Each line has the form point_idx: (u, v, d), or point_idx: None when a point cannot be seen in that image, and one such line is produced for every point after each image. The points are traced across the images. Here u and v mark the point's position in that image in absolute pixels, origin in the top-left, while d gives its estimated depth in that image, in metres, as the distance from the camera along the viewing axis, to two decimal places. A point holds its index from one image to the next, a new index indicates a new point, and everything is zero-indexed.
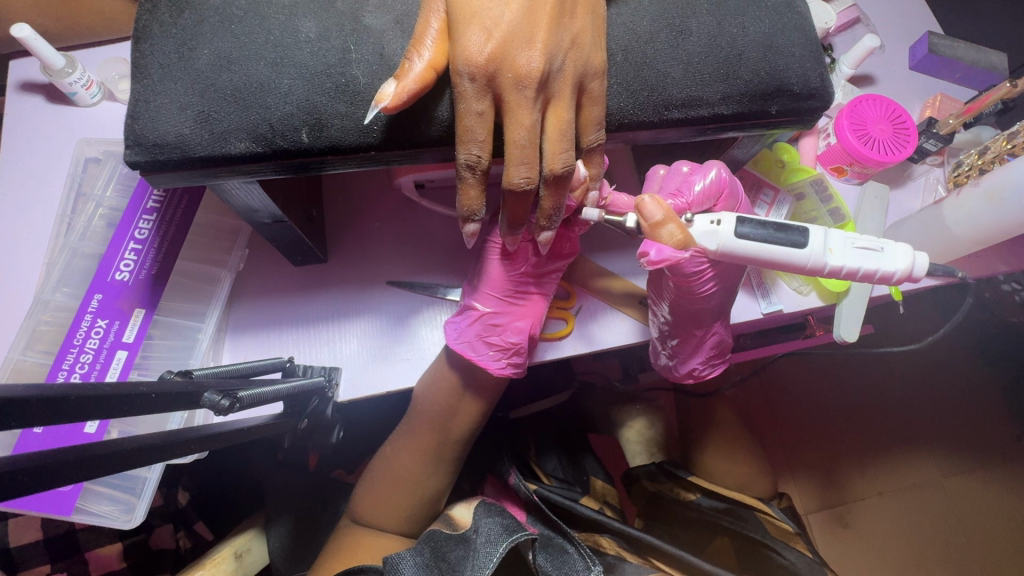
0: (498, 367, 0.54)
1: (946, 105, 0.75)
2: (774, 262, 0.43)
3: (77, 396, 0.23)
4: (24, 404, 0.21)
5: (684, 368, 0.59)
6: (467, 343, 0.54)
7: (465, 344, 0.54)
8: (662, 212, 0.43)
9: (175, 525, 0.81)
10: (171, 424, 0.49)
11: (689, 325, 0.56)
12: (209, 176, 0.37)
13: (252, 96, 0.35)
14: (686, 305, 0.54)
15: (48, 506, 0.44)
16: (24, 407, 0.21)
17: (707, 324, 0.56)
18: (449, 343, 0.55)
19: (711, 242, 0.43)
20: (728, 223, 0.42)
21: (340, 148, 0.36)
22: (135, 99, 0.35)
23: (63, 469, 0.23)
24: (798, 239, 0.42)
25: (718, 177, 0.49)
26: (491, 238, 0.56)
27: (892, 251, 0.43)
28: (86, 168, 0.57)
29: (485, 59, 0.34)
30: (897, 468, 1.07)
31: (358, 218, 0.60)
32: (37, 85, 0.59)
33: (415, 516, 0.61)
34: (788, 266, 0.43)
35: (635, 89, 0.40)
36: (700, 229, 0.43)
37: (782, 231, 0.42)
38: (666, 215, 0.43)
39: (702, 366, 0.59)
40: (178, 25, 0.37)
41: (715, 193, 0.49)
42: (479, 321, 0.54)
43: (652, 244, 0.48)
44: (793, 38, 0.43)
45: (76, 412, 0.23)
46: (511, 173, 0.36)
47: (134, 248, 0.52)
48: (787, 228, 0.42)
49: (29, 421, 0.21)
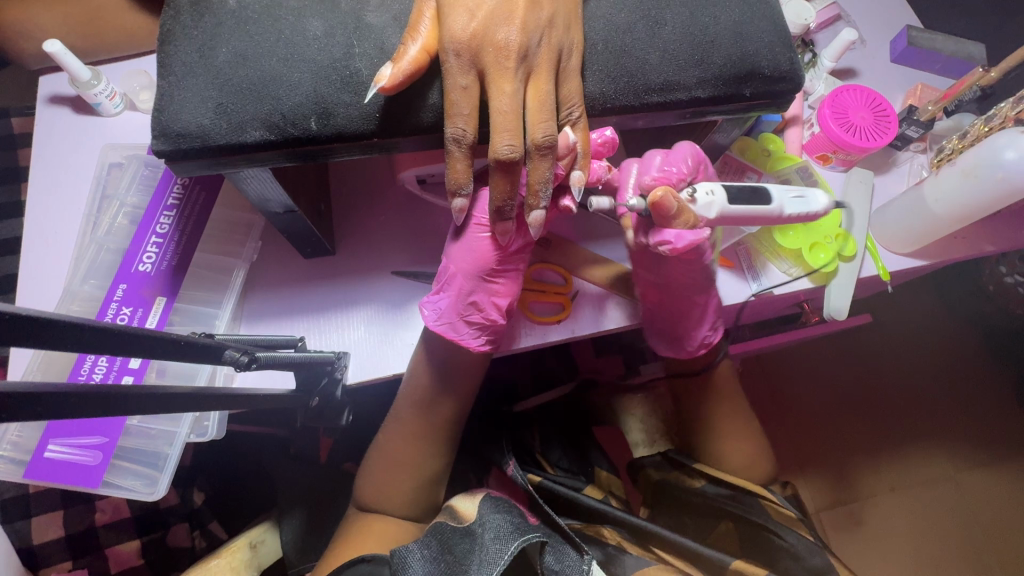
0: (476, 344, 0.57)
1: (926, 94, 0.77)
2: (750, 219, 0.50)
3: (118, 332, 0.26)
4: (76, 331, 0.24)
5: (691, 338, 0.64)
6: (448, 323, 0.56)
7: (445, 325, 0.56)
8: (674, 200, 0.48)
9: (191, 524, 0.84)
10: (198, 381, 0.52)
11: (692, 295, 0.62)
12: (228, 164, 0.40)
13: (266, 88, 0.39)
14: (682, 271, 0.60)
15: (77, 477, 0.47)
16: (76, 334, 0.24)
17: (707, 293, 0.62)
18: (428, 324, 0.56)
19: (711, 212, 0.49)
20: (720, 191, 0.48)
21: (345, 134, 0.39)
22: (160, 94, 0.39)
23: (93, 398, 0.26)
24: (766, 198, 0.50)
25: (693, 153, 0.53)
26: (472, 213, 0.55)
27: (816, 195, 0.52)
28: (110, 172, 0.61)
29: (468, 36, 0.39)
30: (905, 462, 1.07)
31: (365, 212, 0.64)
32: (66, 97, 0.64)
33: (419, 500, 0.63)
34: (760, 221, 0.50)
35: (615, 75, 0.43)
36: (700, 203, 0.48)
37: (754, 192, 0.49)
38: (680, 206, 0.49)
39: (709, 332, 0.64)
40: (199, 27, 0.40)
41: (695, 164, 0.53)
42: (460, 300, 0.55)
43: (669, 230, 0.50)
44: (762, 25, 0.46)
45: (98, 344, 0.26)
46: (496, 141, 0.39)
47: (156, 241, 0.55)
48: (754, 189, 0.50)
49: (62, 346, 0.24)
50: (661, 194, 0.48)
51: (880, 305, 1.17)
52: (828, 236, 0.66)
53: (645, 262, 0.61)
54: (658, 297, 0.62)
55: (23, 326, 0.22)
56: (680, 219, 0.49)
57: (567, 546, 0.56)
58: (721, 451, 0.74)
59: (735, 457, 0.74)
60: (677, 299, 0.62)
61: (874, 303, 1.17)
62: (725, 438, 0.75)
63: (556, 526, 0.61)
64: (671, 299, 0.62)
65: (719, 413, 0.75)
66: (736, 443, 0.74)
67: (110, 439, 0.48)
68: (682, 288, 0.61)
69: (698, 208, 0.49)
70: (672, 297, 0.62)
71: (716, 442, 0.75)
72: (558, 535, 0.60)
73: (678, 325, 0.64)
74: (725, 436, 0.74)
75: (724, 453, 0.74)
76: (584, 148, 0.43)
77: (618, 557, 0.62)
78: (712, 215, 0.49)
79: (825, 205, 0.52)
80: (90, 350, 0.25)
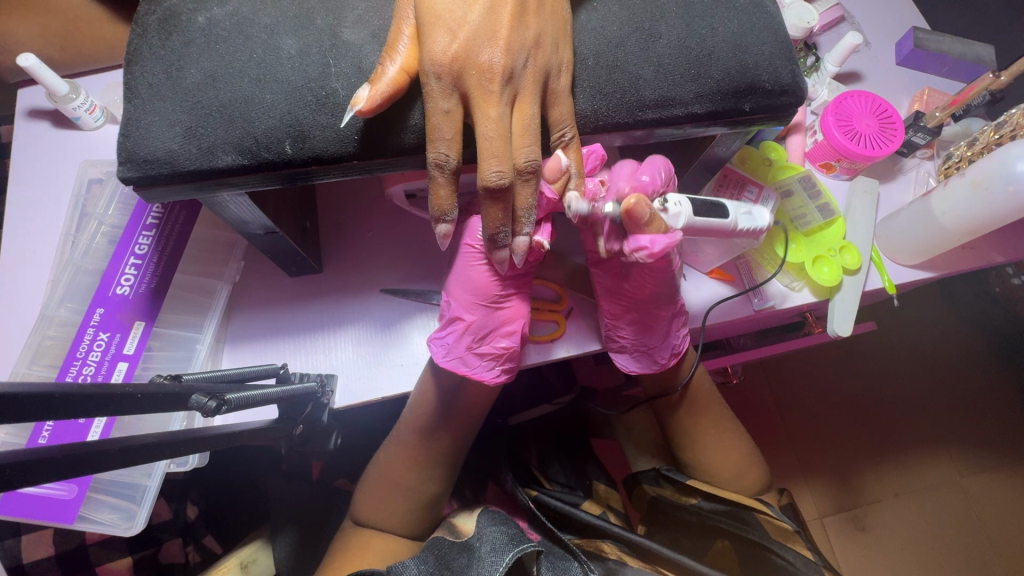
0: (493, 376, 0.53)
1: (934, 98, 0.75)
2: (710, 233, 0.48)
3: (61, 393, 0.24)
4: (9, 399, 0.22)
5: (665, 351, 0.59)
6: (458, 358, 0.54)
7: (456, 360, 0.53)
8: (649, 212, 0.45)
9: (184, 538, 0.82)
10: (172, 426, 0.50)
11: (660, 305, 0.57)
12: (199, 190, 0.38)
13: (237, 111, 0.37)
14: (650, 281, 0.55)
15: (53, 514, 0.45)
16: (8, 402, 0.22)
17: (674, 303, 0.58)
18: (438, 361, 0.54)
19: (678, 222, 0.47)
20: (687, 203, 0.46)
21: (322, 158, 0.37)
22: (127, 118, 0.37)
23: (43, 462, 0.24)
24: (722, 211, 0.48)
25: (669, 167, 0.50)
26: (467, 242, 0.54)
27: (763, 212, 0.51)
28: (89, 189, 0.59)
29: (450, 57, 0.37)
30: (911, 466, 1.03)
31: (353, 228, 0.62)
32: (44, 111, 0.62)
33: (412, 523, 0.61)
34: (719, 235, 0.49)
35: (607, 92, 0.41)
36: (670, 213, 0.46)
37: (713, 205, 0.48)
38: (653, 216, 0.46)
39: (677, 341, 0.60)
40: (167, 47, 0.38)
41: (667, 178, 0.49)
42: (467, 332, 0.53)
43: (642, 235, 0.46)
44: (762, 36, 0.44)
45: (37, 410, 0.23)
46: (484, 168, 0.37)
47: (134, 262, 0.53)
48: (711, 203, 0.48)
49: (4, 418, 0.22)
50: (635, 200, 0.44)
51: (884, 311, 1.14)
52: (832, 249, 0.65)
53: (615, 271, 0.58)
54: (623, 306, 0.57)
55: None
56: (650, 228, 0.46)
57: (568, 560, 0.57)
58: (723, 469, 0.72)
59: (727, 469, 0.72)
60: (643, 307, 0.57)
61: (878, 308, 1.15)
62: (727, 454, 0.72)
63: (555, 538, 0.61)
64: (644, 310, 0.57)
65: (715, 427, 0.73)
66: (737, 460, 0.72)
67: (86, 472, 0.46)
68: (648, 297, 0.57)
69: (668, 220, 0.47)
70: (643, 310, 0.57)
71: (706, 454, 0.72)
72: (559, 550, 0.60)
73: (647, 337, 0.59)
74: (725, 451, 0.72)
75: (717, 465, 0.72)
76: (578, 167, 0.41)
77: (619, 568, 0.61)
78: (680, 225, 0.47)
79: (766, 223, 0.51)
80: (31, 418, 0.23)
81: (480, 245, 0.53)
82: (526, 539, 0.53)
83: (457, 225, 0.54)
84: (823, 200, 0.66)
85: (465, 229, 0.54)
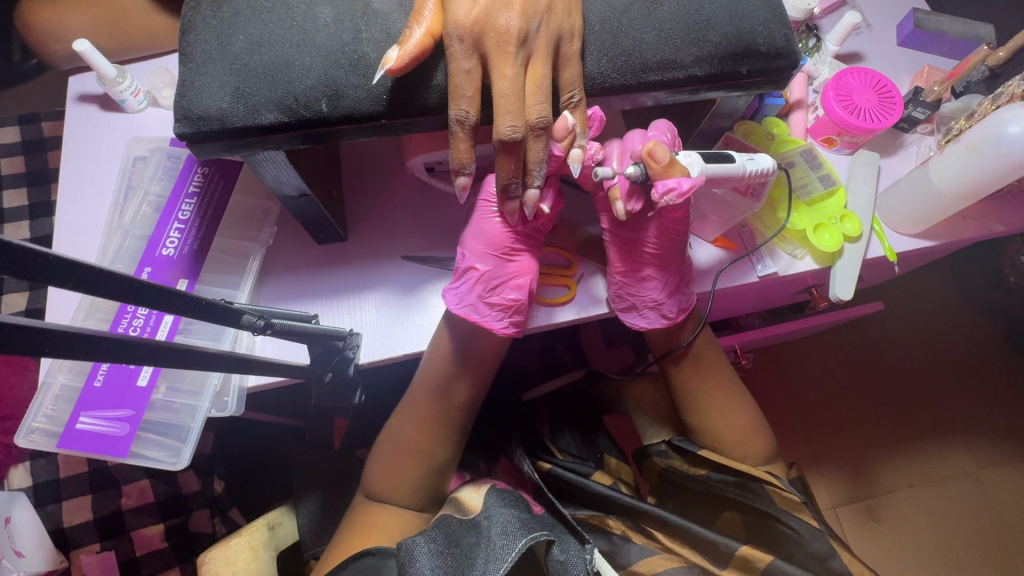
0: (501, 326, 0.57)
1: (934, 75, 0.77)
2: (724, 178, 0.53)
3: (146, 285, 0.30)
4: (110, 279, 0.28)
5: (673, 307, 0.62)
6: (470, 306, 0.57)
7: (467, 308, 0.57)
8: (670, 156, 0.49)
9: (212, 510, 0.87)
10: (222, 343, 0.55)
11: (673, 258, 0.61)
12: (244, 146, 0.42)
13: (279, 72, 0.41)
14: (666, 233, 0.59)
15: (105, 448, 0.49)
16: (110, 281, 0.28)
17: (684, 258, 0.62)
18: (451, 309, 0.57)
19: (695, 170, 0.50)
20: (694, 154, 0.51)
21: (353, 115, 0.41)
22: (181, 79, 0.42)
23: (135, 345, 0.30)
24: (725, 156, 0.53)
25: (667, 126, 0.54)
26: (483, 199, 0.58)
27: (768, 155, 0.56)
28: (135, 165, 0.65)
29: (471, 22, 0.41)
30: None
31: (374, 201, 0.66)
32: (94, 95, 0.68)
33: (429, 483, 0.65)
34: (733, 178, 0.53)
35: (614, 55, 0.44)
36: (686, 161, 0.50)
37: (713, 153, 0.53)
38: (674, 158, 0.49)
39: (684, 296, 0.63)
40: (216, 17, 0.43)
41: (672, 138, 0.54)
42: (480, 282, 0.57)
43: (669, 178, 0.49)
44: (756, 4, 0.47)
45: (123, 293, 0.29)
46: (499, 122, 0.41)
47: (178, 227, 0.58)
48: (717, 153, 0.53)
49: (92, 289, 0.27)
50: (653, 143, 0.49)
51: (894, 294, 1.16)
52: (832, 217, 0.67)
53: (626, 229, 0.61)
54: (639, 260, 0.61)
55: (55, 266, 0.25)
56: (674, 171, 0.50)
57: (570, 536, 0.59)
58: (727, 431, 0.74)
59: (733, 432, 0.74)
60: (660, 262, 0.61)
61: (888, 291, 1.16)
62: (728, 420, 0.75)
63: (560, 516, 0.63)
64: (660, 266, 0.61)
65: (721, 393, 0.75)
66: (743, 433, 0.74)
67: (136, 412, 0.50)
68: (664, 251, 0.60)
69: (687, 164, 0.50)
70: (661, 265, 0.61)
71: (710, 419, 0.75)
72: (562, 528, 0.62)
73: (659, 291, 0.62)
74: (726, 416, 0.74)
75: (722, 428, 0.74)
76: (582, 129, 0.44)
77: (622, 546, 0.64)
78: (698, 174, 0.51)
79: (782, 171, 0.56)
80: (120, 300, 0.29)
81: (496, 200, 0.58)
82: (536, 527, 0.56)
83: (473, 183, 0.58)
84: (824, 171, 0.70)
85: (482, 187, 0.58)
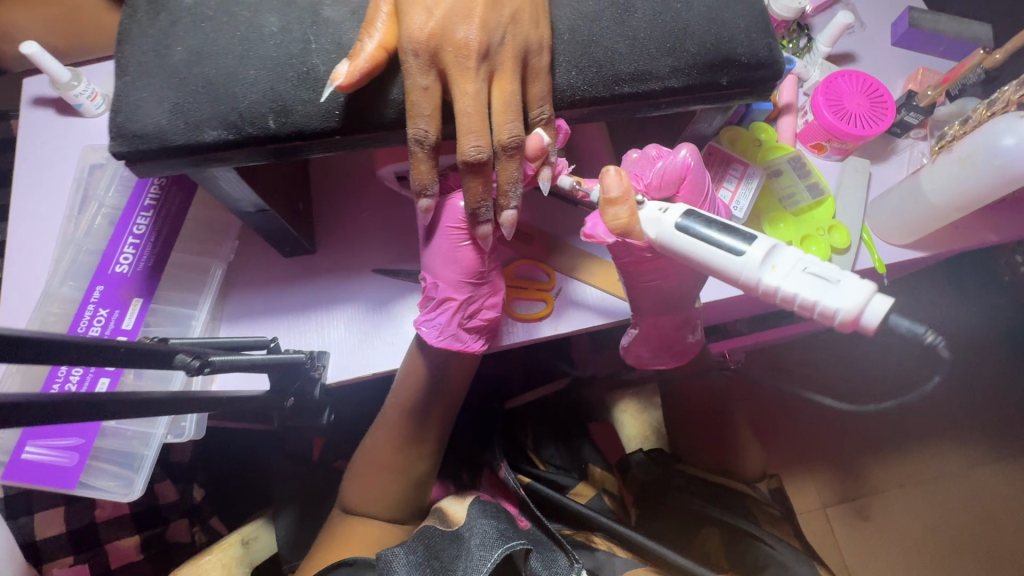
0: (481, 348, 0.56)
1: (928, 78, 0.75)
2: (707, 266, 0.41)
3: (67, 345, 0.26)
4: (27, 342, 0.24)
5: (643, 354, 0.62)
6: (451, 336, 0.54)
7: (449, 339, 0.54)
8: (618, 189, 0.43)
9: (190, 519, 0.85)
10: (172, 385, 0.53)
11: (669, 313, 0.57)
12: (188, 166, 0.39)
13: (223, 87, 0.38)
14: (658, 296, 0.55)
15: (53, 479, 0.47)
16: (27, 345, 0.24)
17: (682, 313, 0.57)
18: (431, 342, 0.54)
19: (652, 229, 0.43)
20: (673, 213, 0.42)
21: (304, 132, 0.39)
22: (118, 95, 0.39)
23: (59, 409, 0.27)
24: (739, 243, 0.39)
25: (682, 162, 0.47)
26: (450, 224, 0.52)
27: (849, 287, 0.36)
28: (91, 173, 0.61)
29: (427, 35, 0.37)
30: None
31: (345, 211, 0.63)
32: (48, 99, 0.64)
33: (407, 501, 0.63)
34: (721, 273, 0.40)
35: (583, 67, 0.41)
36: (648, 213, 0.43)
37: (726, 232, 0.40)
38: (621, 195, 0.43)
39: (664, 357, 0.62)
40: (155, 26, 0.40)
41: (677, 178, 0.47)
42: (459, 312, 0.53)
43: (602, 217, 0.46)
44: (738, 11, 0.44)
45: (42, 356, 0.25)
46: (462, 143, 0.38)
47: (132, 242, 0.56)
48: (731, 229, 0.40)
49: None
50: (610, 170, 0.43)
51: None
52: (821, 228, 0.65)
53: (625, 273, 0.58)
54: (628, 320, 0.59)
55: None
56: (610, 210, 0.44)
57: (555, 551, 0.56)
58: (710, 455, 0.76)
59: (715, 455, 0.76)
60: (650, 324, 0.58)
61: None
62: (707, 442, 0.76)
63: (542, 527, 0.61)
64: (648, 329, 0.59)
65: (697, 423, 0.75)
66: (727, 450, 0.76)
67: (86, 440, 0.48)
68: (660, 305, 0.56)
69: (640, 216, 0.43)
70: (649, 329, 0.59)
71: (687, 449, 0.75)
72: (549, 542, 0.58)
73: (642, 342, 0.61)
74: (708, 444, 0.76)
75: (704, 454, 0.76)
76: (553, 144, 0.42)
77: (607, 561, 0.62)
78: (652, 234, 0.43)
79: (810, 305, 0.37)
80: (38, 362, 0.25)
81: (462, 225, 0.52)
82: (515, 535, 0.54)
83: (436, 205, 0.52)
84: (812, 180, 0.67)
85: (448, 212, 0.51)
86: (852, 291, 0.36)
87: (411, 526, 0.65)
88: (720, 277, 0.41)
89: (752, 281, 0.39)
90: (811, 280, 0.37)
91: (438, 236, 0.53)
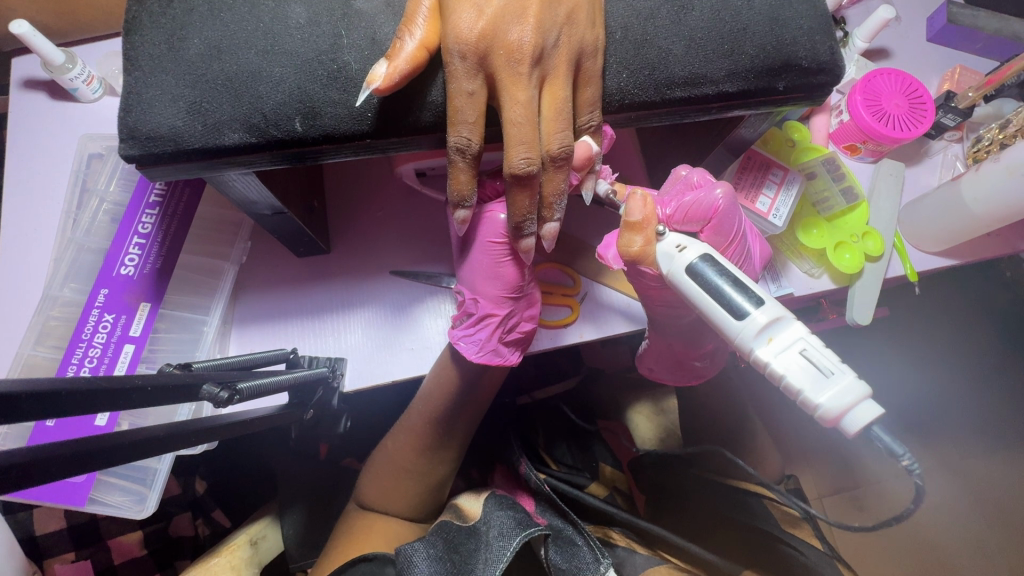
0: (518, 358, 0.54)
1: (965, 77, 0.72)
2: (708, 318, 0.39)
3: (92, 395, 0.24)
4: (56, 396, 0.22)
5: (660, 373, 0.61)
6: (490, 350, 0.52)
7: (488, 354, 0.52)
8: (638, 217, 0.41)
9: (193, 512, 0.83)
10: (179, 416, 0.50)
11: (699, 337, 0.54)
12: (205, 169, 0.36)
13: (245, 85, 0.35)
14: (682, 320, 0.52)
15: (60, 496, 0.45)
16: (56, 398, 0.23)
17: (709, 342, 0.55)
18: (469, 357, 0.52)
19: (665, 264, 0.41)
20: (691, 252, 0.39)
21: (334, 136, 0.35)
22: (127, 91, 0.35)
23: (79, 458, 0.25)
24: (746, 304, 0.36)
25: (713, 199, 0.44)
26: (490, 239, 0.49)
27: (839, 386, 0.34)
28: (89, 164, 0.57)
29: (476, 37, 0.34)
30: (957, 458, 0.94)
31: (360, 209, 0.60)
32: (40, 81, 0.60)
33: (425, 501, 0.62)
34: (718, 328, 0.38)
35: (636, 69, 0.38)
36: (664, 245, 0.41)
37: (737, 288, 0.37)
38: (638, 223, 0.41)
39: (682, 377, 0.60)
40: (167, 15, 0.36)
41: (705, 215, 0.45)
42: (499, 327, 0.51)
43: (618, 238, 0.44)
44: (800, 10, 0.41)
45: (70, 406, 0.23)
46: (510, 154, 0.35)
47: (138, 242, 0.52)
48: (743, 285, 0.37)
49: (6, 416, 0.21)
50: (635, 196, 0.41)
51: None
52: (854, 235, 0.63)
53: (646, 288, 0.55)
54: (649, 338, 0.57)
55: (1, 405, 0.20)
56: (626, 234, 0.42)
57: (575, 542, 0.54)
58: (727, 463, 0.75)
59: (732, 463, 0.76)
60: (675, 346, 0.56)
61: None
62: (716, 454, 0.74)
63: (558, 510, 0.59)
64: (667, 351, 0.57)
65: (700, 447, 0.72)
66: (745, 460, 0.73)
67: None
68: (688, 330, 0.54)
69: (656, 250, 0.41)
70: (669, 350, 0.57)
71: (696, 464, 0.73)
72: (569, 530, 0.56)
73: (661, 362, 0.59)
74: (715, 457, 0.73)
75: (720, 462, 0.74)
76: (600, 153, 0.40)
77: (628, 557, 0.60)
78: (665, 269, 0.41)
79: (795, 392, 0.35)
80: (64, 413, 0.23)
81: (503, 240, 0.49)
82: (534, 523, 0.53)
83: (476, 218, 0.48)
84: (847, 183, 0.64)
85: (487, 226, 0.49)
86: (842, 391, 0.34)
87: (427, 523, 0.64)
88: (716, 332, 0.39)
89: (743, 346, 0.37)
90: (804, 364, 0.35)
91: (476, 250, 0.50)
